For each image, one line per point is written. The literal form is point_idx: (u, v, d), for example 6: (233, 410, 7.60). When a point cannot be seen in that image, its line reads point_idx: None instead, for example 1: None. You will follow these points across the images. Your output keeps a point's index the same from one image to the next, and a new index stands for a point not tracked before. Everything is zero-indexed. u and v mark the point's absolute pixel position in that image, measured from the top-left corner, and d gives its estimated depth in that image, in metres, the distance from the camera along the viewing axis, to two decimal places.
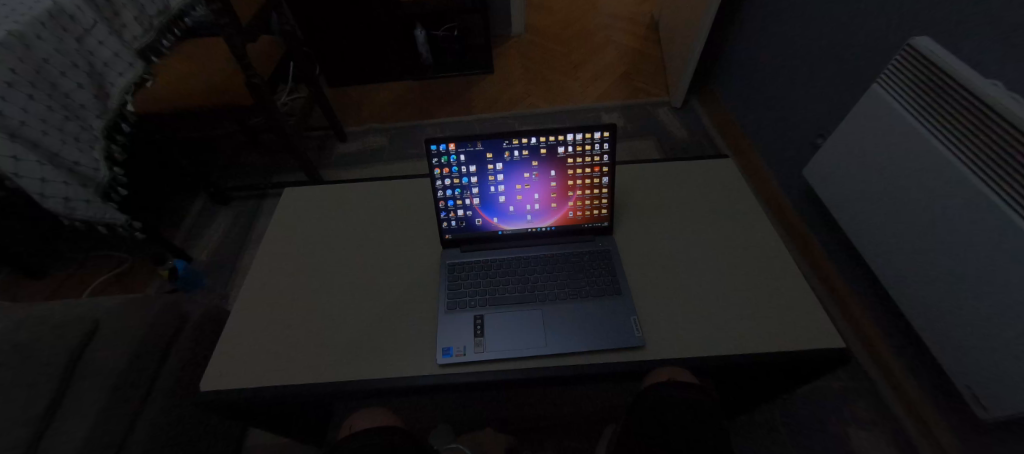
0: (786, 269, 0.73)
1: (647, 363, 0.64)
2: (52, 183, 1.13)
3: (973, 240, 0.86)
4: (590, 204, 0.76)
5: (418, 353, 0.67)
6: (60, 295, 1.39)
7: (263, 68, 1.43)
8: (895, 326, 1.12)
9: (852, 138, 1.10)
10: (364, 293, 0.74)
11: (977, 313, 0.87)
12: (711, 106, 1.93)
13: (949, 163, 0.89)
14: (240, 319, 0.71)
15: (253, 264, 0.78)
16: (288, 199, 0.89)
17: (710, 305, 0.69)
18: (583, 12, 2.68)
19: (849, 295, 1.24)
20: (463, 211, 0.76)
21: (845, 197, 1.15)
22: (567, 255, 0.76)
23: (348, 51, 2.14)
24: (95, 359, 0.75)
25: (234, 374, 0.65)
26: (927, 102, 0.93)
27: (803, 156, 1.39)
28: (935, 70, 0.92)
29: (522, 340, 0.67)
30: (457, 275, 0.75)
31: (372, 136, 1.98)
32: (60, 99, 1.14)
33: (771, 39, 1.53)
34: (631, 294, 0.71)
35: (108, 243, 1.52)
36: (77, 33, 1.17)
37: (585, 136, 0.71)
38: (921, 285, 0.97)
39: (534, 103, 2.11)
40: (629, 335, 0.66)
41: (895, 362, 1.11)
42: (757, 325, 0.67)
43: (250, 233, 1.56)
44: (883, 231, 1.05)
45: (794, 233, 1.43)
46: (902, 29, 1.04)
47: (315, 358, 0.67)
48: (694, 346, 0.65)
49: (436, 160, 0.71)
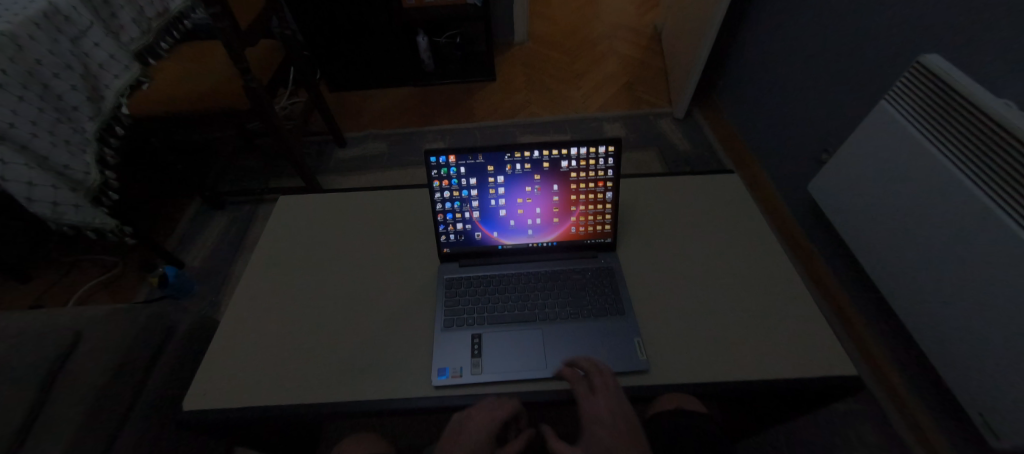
0: (794, 290, 0.71)
1: (651, 387, 0.61)
2: (40, 187, 1.11)
3: (982, 261, 0.84)
4: (593, 219, 0.74)
5: (411, 373, 0.64)
6: (46, 300, 1.36)
7: (261, 73, 1.41)
8: (902, 347, 1.09)
9: (859, 155, 1.09)
10: (357, 308, 0.71)
11: (986, 337, 0.84)
12: (713, 118, 1.92)
13: (958, 184, 0.87)
14: (227, 333, 0.69)
15: (244, 275, 0.76)
16: (283, 208, 0.87)
17: (717, 328, 0.67)
18: (585, 21, 2.68)
19: (853, 313, 1.21)
20: (462, 224, 0.73)
21: (850, 214, 1.13)
22: (567, 271, 0.74)
23: (350, 56, 2.13)
24: (78, 372, 0.72)
25: (219, 392, 0.63)
26: (937, 120, 0.91)
27: (808, 171, 1.37)
28: (946, 88, 0.90)
29: (520, 360, 0.64)
30: (454, 291, 0.72)
31: (372, 142, 1.96)
32: (52, 101, 1.11)
33: (776, 53, 1.51)
34: (635, 314, 0.69)
35: (99, 247, 1.50)
36: (72, 34, 1.15)
37: (589, 151, 0.68)
38: (928, 307, 0.95)
39: (536, 112, 2.09)
40: (634, 358, 0.63)
41: (902, 383, 1.09)
42: (764, 349, 0.64)
43: (244, 239, 1.53)
44: (890, 251, 1.03)
45: (797, 248, 1.41)
46: (911, 46, 1.03)
47: (304, 377, 0.64)
48: (701, 370, 0.62)
49: (435, 172, 0.69)
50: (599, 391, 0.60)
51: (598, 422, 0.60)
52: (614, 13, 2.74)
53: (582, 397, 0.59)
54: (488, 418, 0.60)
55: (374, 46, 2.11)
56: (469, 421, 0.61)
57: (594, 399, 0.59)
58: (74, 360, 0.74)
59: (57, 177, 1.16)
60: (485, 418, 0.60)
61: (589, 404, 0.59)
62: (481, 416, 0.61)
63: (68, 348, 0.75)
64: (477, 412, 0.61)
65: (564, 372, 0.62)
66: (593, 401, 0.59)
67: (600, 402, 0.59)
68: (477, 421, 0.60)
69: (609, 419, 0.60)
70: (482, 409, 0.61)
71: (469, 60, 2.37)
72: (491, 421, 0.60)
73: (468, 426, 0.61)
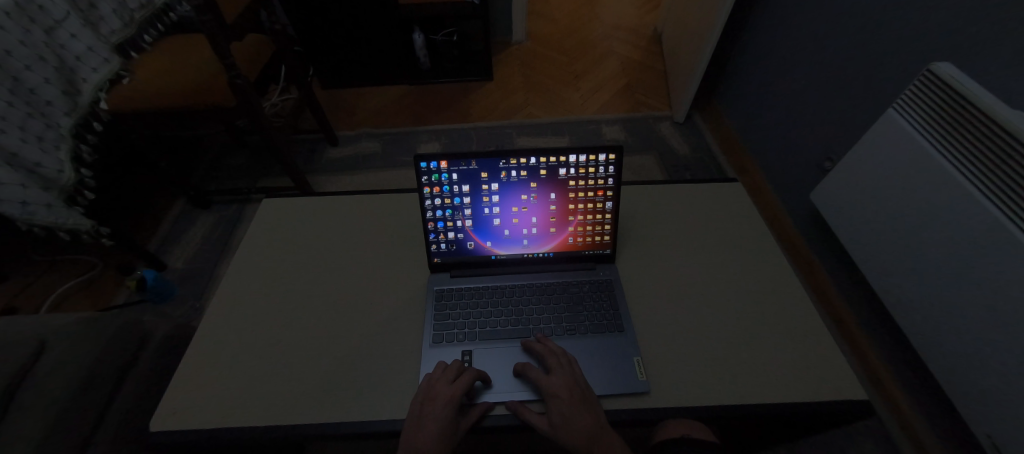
0: (801, 309, 0.67)
1: (649, 411, 0.58)
2: (8, 186, 1.07)
3: (982, 278, 0.81)
4: (592, 230, 0.70)
5: (392, 393, 0.60)
6: (20, 301, 1.31)
7: (248, 68, 1.36)
8: (905, 361, 1.07)
9: (863, 164, 1.06)
10: (340, 320, 0.68)
11: (984, 358, 0.82)
12: (714, 123, 1.89)
13: (963, 197, 0.84)
14: (200, 346, 0.64)
15: (223, 284, 0.72)
16: (266, 211, 0.83)
17: (719, 348, 0.63)
18: (585, 21, 2.65)
19: (855, 326, 1.19)
20: (453, 233, 0.69)
21: (853, 225, 1.10)
22: (565, 284, 0.70)
23: (344, 53, 2.08)
24: (40, 386, 0.68)
25: (187, 413, 0.58)
26: (946, 131, 0.88)
27: (810, 179, 1.35)
28: (957, 99, 0.86)
29: (513, 379, 0.61)
30: (445, 303, 0.68)
31: (365, 142, 1.91)
32: (24, 94, 1.07)
33: (780, 58, 1.48)
34: (634, 332, 0.65)
35: (77, 247, 1.45)
36: (46, 25, 1.08)
37: (589, 158, 0.65)
38: (929, 323, 0.92)
39: (533, 113, 2.06)
40: (633, 379, 0.60)
41: (905, 399, 1.05)
42: (769, 370, 0.61)
43: (229, 240, 1.48)
44: (892, 264, 1.00)
45: (799, 258, 1.38)
46: (921, 53, 1.00)
47: (280, 396, 0.60)
48: (702, 393, 0.59)
49: (425, 178, 0.65)
50: (557, 367, 0.59)
51: (559, 396, 0.56)
52: (614, 14, 2.71)
53: (541, 379, 0.58)
54: (451, 388, 0.57)
55: (369, 43, 2.07)
56: (429, 400, 0.57)
57: (553, 376, 0.58)
58: (36, 374, 0.70)
59: (28, 175, 1.12)
60: (448, 391, 0.57)
61: (548, 382, 0.57)
62: (442, 387, 0.57)
63: (30, 361, 0.70)
64: (437, 384, 0.58)
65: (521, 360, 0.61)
66: (553, 379, 0.57)
67: (560, 377, 0.58)
68: (437, 393, 0.57)
69: (570, 394, 0.57)
70: (442, 378, 0.59)
71: (467, 59, 2.32)
72: (454, 390, 0.57)
73: (429, 402, 0.56)
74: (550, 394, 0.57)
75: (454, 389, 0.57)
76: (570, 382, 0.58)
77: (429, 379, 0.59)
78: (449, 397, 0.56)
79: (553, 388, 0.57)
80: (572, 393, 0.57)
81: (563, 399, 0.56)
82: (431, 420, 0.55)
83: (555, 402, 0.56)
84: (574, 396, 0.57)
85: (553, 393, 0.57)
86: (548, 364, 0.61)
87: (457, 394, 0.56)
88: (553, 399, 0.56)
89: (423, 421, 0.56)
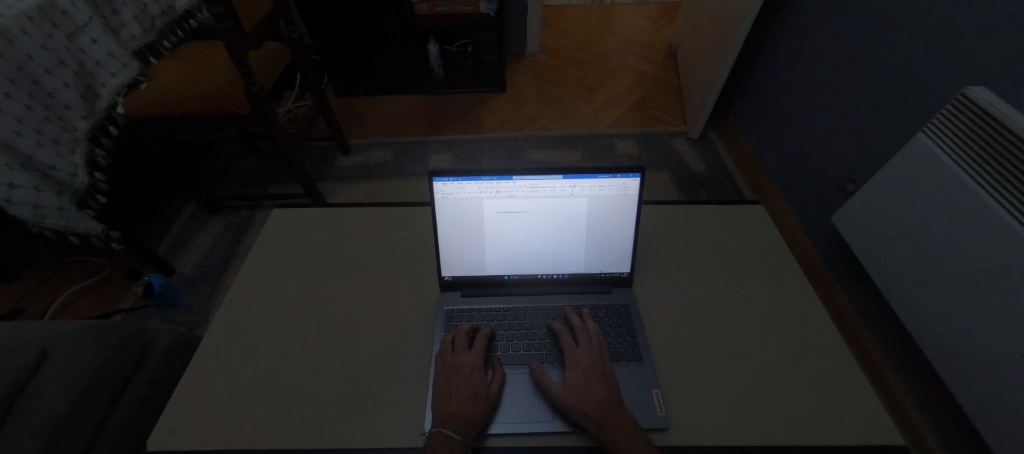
0: (827, 341, 0.64)
1: (672, 450, 0.54)
2: (21, 189, 1.06)
3: (1009, 311, 0.78)
4: (611, 252, 0.68)
5: (397, 420, 0.57)
6: (27, 303, 1.31)
7: (264, 77, 1.36)
8: (933, 395, 1.02)
9: (885, 189, 1.02)
10: (345, 339, 0.65)
11: (1009, 393, 0.78)
12: (730, 140, 1.86)
13: (993, 226, 0.80)
14: (202, 363, 0.62)
15: (226, 301, 0.70)
16: (275, 221, 0.83)
17: (742, 379, 0.60)
18: (600, 35, 2.64)
19: (878, 356, 1.14)
20: (466, 253, 0.67)
21: (873, 253, 1.06)
22: (579, 308, 0.67)
23: (360, 63, 2.09)
24: (38, 394, 0.67)
25: (183, 434, 0.56)
26: (978, 157, 0.84)
27: (830, 201, 1.31)
28: (990, 123, 0.82)
29: (532, 405, 0.58)
30: (455, 324, 0.66)
31: (377, 150, 1.92)
32: (42, 98, 1.08)
33: (800, 77, 1.45)
34: (654, 363, 0.62)
35: (86, 249, 1.45)
36: (68, 29, 1.11)
37: (607, 179, 0.63)
38: (951, 355, 0.89)
39: (546, 125, 2.05)
40: (651, 413, 0.57)
41: (931, 436, 1.00)
42: (794, 405, 0.58)
43: (238, 246, 1.48)
44: (914, 294, 0.96)
45: (819, 283, 1.33)
46: (945, 75, 0.97)
47: (281, 418, 0.57)
48: (727, 432, 0.55)
49: (439, 194, 0.63)
50: (584, 340, 0.62)
51: (581, 364, 0.59)
52: (630, 28, 2.70)
53: (567, 346, 0.62)
54: (470, 356, 0.60)
55: (384, 53, 2.08)
56: (455, 371, 0.59)
57: (580, 347, 0.61)
58: (37, 381, 0.69)
59: (41, 178, 1.12)
60: (468, 358, 0.60)
61: (574, 352, 0.61)
62: (460, 355, 0.60)
63: (32, 367, 0.69)
64: (455, 356, 0.60)
65: (555, 327, 0.64)
66: (579, 350, 0.61)
67: (585, 350, 0.61)
68: (460, 364, 0.59)
69: (592, 365, 0.59)
70: (456, 350, 0.61)
71: (480, 69, 2.33)
72: (473, 358, 0.60)
73: (456, 372, 0.58)
74: (572, 361, 0.60)
75: (475, 356, 0.60)
76: (594, 356, 0.60)
77: (445, 353, 0.61)
78: (472, 364, 0.59)
79: (577, 357, 0.60)
80: (594, 365, 0.59)
81: (584, 369, 0.59)
82: (460, 388, 0.57)
83: (577, 369, 0.59)
84: (594, 367, 0.59)
85: (576, 360, 0.60)
86: (575, 338, 0.64)
87: (477, 359, 0.60)
88: (575, 365, 0.59)
89: (451, 391, 0.57)
